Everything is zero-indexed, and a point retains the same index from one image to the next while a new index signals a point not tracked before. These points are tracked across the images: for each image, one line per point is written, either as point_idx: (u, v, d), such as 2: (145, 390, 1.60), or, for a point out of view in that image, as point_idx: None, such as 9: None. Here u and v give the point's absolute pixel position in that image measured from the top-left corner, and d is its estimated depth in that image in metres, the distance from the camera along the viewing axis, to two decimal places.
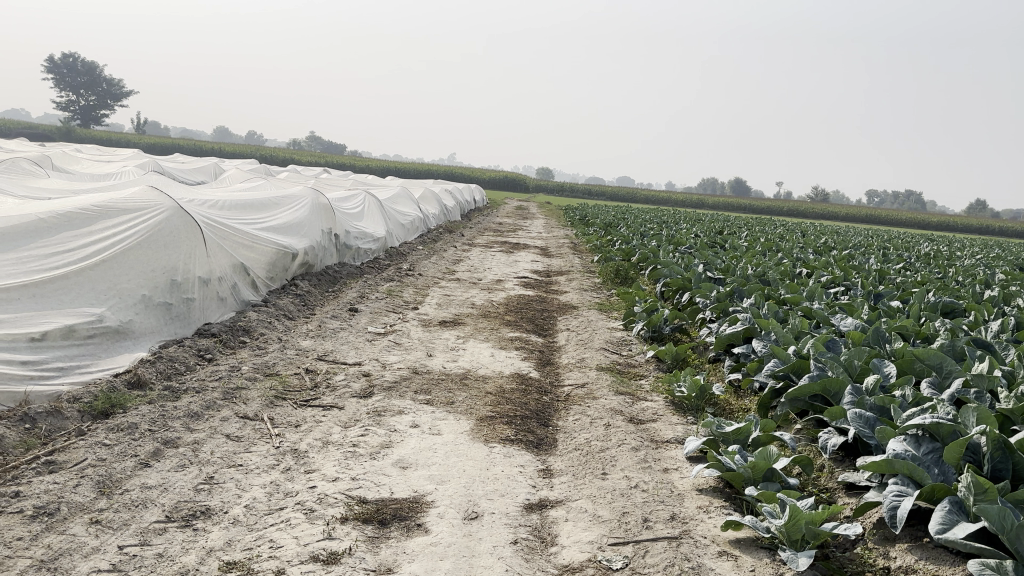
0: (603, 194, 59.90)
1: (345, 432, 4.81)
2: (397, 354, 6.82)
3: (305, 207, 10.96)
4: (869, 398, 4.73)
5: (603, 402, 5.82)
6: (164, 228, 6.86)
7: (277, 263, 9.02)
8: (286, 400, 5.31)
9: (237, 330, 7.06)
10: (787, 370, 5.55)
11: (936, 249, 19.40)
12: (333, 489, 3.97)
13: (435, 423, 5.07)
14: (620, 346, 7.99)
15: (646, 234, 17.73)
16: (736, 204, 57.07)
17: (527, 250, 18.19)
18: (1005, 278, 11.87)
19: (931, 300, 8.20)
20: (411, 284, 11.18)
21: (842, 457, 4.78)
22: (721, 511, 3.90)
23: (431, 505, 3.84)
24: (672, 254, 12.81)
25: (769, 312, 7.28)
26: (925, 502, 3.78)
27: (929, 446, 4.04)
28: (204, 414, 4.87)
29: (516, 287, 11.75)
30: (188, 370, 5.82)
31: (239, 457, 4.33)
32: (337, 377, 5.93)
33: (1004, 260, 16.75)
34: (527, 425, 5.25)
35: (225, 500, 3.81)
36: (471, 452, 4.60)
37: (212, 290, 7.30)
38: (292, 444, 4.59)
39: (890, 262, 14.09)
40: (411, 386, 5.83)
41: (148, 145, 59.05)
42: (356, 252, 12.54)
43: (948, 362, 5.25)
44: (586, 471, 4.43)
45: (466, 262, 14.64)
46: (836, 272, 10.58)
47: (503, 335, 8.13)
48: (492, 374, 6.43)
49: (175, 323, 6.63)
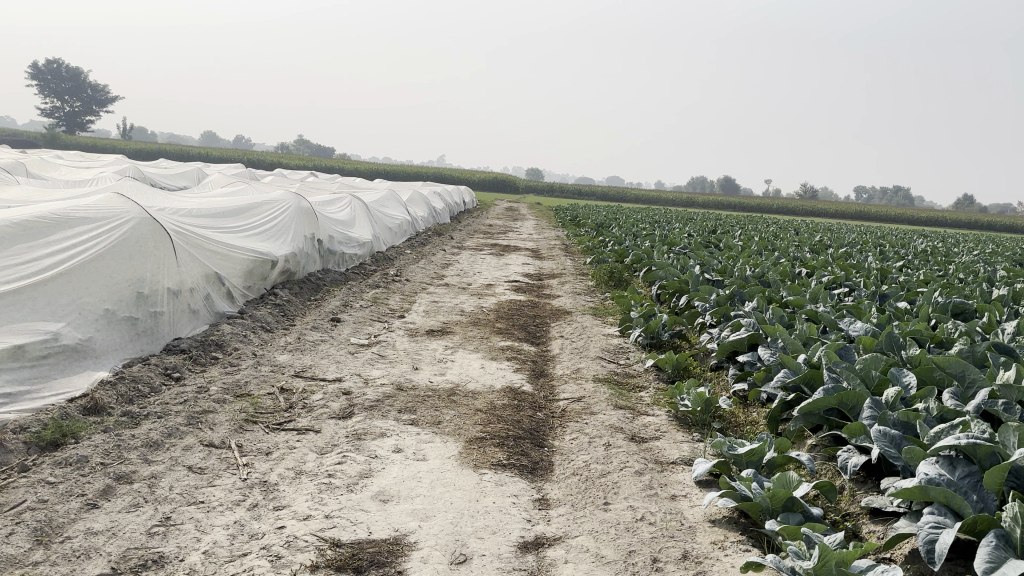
0: (593, 194, 59.62)
1: (320, 460, 4.38)
2: (381, 369, 6.39)
3: (286, 212, 10.51)
4: (891, 413, 4.32)
5: (601, 418, 5.41)
6: (129, 240, 6.43)
7: (255, 271, 8.57)
8: (257, 424, 4.88)
9: (209, 345, 6.62)
10: (798, 381, 5.15)
11: (930, 244, 19.16)
12: (304, 530, 3.54)
13: (420, 447, 4.64)
14: (618, 354, 7.60)
15: (639, 234, 17.31)
16: (726, 203, 56.89)
17: (519, 252, 17.80)
18: (1009, 275, 11.56)
19: (940, 300, 7.83)
20: (397, 291, 10.74)
21: (864, 478, 4.37)
22: (737, 548, 3.49)
23: (413, 548, 3.41)
24: (666, 255, 12.45)
25: (773, 316, 6.88)
26: (966, 535, 3.37)
27: (965, 469, 3.65)
28: (164, 443, 4.43)
29: (507, 292, 11.32)
30: (152, 392, 5.39)
31: (200, 492, 3.90)
32: (315, 397, 5.49)
33: (1001, 256, 16.48)
34: (520, 447, 4.82)
35: (181, 546, 3.38)
36: (459, 481, 4.17)
37: (182, 302, 6.86)
38: (261, 475, 4.16)
39: (888, 260, 13.79)
40: (394, 405, 5.41)
41: (133, 151, 58.44)
42: (341, 257, 12.11)
43: (972, 370, 4.83)
44: (586, 501, 4.01)
45: (455, 266, 14.21)
46: (837, 273, 10.21)
47: (494, 345, 7.71)
48: (482, 389, 6.01)
49: (142, 338, 6.19)
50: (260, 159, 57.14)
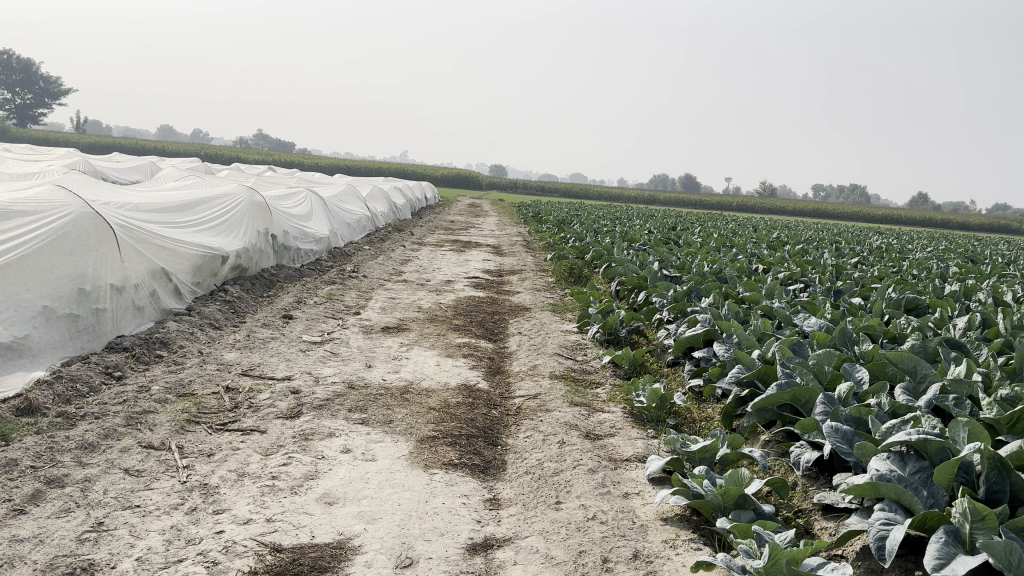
0: (556, 191, 59.71)
1: (264, 462, 4.24)
2: (333, 367, 6.25)
3: (239, 207, 10.27)
4: (844, 409, 4.32)
5: (556, 415, 5.34)
6: (69, 234, 6.20)
7: (205, 267, 8.35)
8: (200, 424, 4.71)
9: (154, 343, 6.40)
10: (752, 377, 5.13)
11: (884, 242, 19.49)
12: (243, 535, 3.41)
13: (369, 447, 4.52)
14: (575, 351, 7.54)
15: (600, 231, 17.32)
16: (687, 201, 57.42)
17: (479, 248, 17.70)
18: (960, 271, 11.78)
19: (894, 296, 7.91)
20: (354, 287, 10.57)
21: (817, 474, 4.37)
22: (689, 546, 3.45)
23: (357, 552, 3.30)
24: (626, 252, 12.44)
25: (729, 312, 6.87)
26: (916, 531, 3.37)
27: (916, 465, 3.64)
28: (100, 445, 4.25)
29: (465, 289, 11.22)
30: (92, 391, 5.18)
31: (136, 496, 3.74)
32: (262, 396, 5.33)
33: (951, 253, 16.83)
34: (473, 445, 4.73)
35: (113, 552, 3.23)
36: (408, 482, 4.06)
37: (127, 298, 6.63)
38: (202, 477, 4.01)
39: (843, 256, 13.97)
40: (345, 404, 5.27)
41: (85, 144, 57.04)
42: (297, 253, 11.89)
43: (923, 365, 4.87)
44: (537, 501, 3.94)
45: (414, 262, 14.05)
46: (793, 269, 10.29)
47: (451, 341, 7.61)
48: (436, 387, 5.91)
49: (83, 336, 5.96)
50: (218, 153, 56.17)
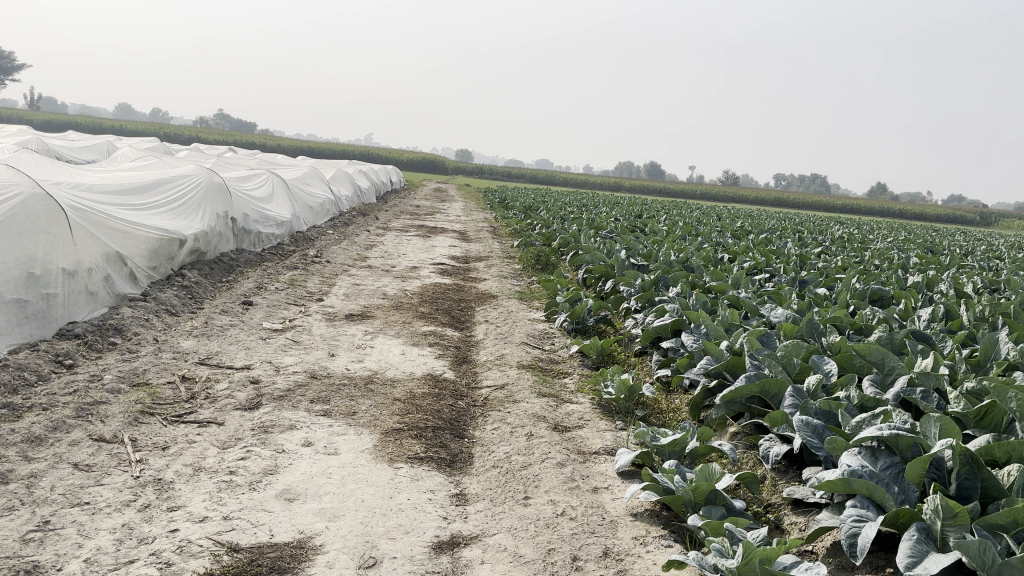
0: (522, 176, 59.55)
1: (221, 456, 4.08)
2: (294, 356, 6.08)
3: (198, 189, 9.98)
4: (813, 402, 4.28)
5: (524, 407, 5.25)
6: (17, 216, 5.94)
7: (162, 250, 8.09)
8: (154, 416, 4.53)
9: (107, 330, 6.17)
10: (720, 368, 5.08)
11: (846, 232, 19.73)
12: (198, 534, 3.26)
13: (332, 440, 4.39)
14: (543, 340, 7.46)
15: (566, 218, 17.24)
16: (653, 189, 57.67)
17: (445, 234, 17.52)
18: (921, 262, 11.93)
19: (859, 287, 7.95)
20: (317, 273, 10.35)
21: (786, 467, 4.35)
22: (659, 543, 3.38)
23: (319, 551, 3.18)
24: (592, 239, 12.37)
25: (697, 302, 6.83)
26: (888, 528, 3.35)
27: (887, 460, 3.65)
28: (47, 438, 4.06)
29: (431, 275, 11.06)
30: (40, 381, 4.96)
31: (86, 493, 3.56)
32: (220, 386, 5.16)
33: (911, 244, 17.10)
34: (439, 438, 4.62)
35: (59, 553, 3.06)
36: (372, 477, 3.94)
37: (79, 283, 6.37)
38: (155, 472, 3.85)
39: (807, 246, 14.07)
40: (306, 395, 5.12)
41: (39, 121, 55.40)
42: (257, 237, 11.62)
43: (891, 357, 4.85)
44: (505, 496, 3.85)
45: (379, 247, 13.84)
46: (759, 258, 10.31)
47: (417, 330, 7.47)
48: (401, 377, 5.78)
49: (31, 322, 5.72)
50: (178, 133, 54.91)
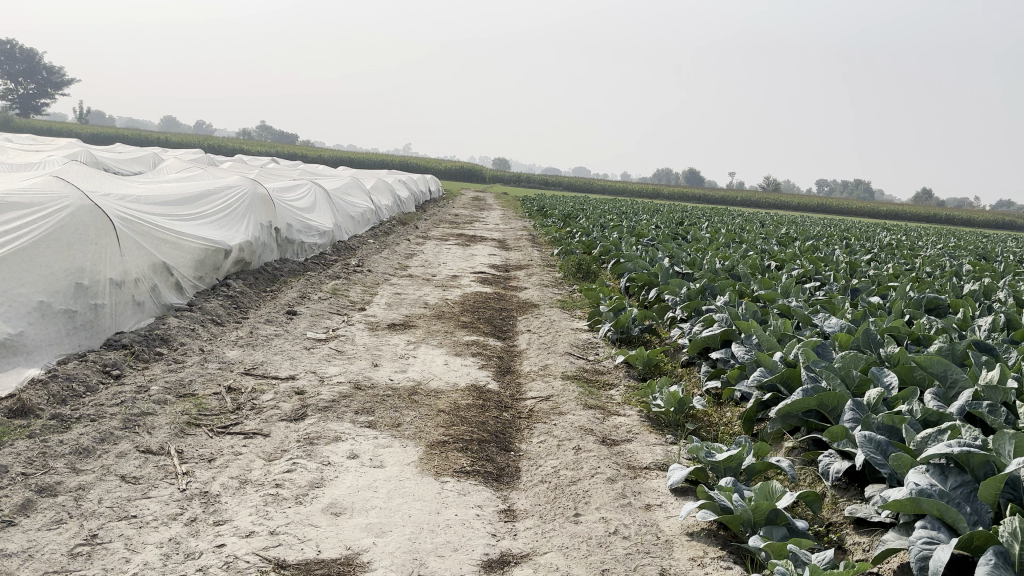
0: (559, 184, 59.44)
1: (267, 468, 4.04)
2: (338, 366, 6.04)
3: (242, 200, 10.06)
4: (875, 416, 4.10)
5: (571, 419, 5.13)
6: (66, 228, 6.01)
7: (207, 260, 8.14)
8: (200, 427, 4.51)
9: (154, 340, 6.20)
10: (774, 380, 4.91)
11: (894, 238, 19.25)
12: (245, 549, 3.21)
13: (377, 452, 4.32)
14: (587, 350, 7.34)
15: (607, 226, 17.09)
16: (692, 196, 57.16)
17: (485, 242, 17.48)
18: (975, 269, 11.55)
19: (914, 296, 7.69)
20: (358, 282, 10.36)
21: (847, 485, 4.17)
22: (718, 565, 3.24)
23: (366, 569, 3.11)
24: (634, 247, 12.21)
25: (746, 312, 6.65)
26: (962, 551, 3.17)
27: (958, 479, 3.45)
28: (95, 449, 4.06)
29: (472, 284, 11.00)
30: (88, 391, 4.98)
31: (133, 506, 3.54)
32: (265, 397, 5.13)
33: (963, 250, 16.62)
34: (485, 451, 4.53)
35: (106, 568, 3.02)
36: (418, 491, 3.86)
37: (126, 293, 6.42)
38: (202, 485, 3.81)
39: (855, 253, 13.73)
40: (351, 406, 5.07)
41: (88, 135, 56.83)
42: (300, 246, 11.69)
43: (954, 370, 4.64)
44: (554, 513, 3.74)
45: (419, 256, 13.84)
46: (807, 266, 10.06)
47: (459, 339, 7.41)
48: (445, 387, 5.71)
49: (80, 333, 5.77)
50: (220, 144, 55.84)
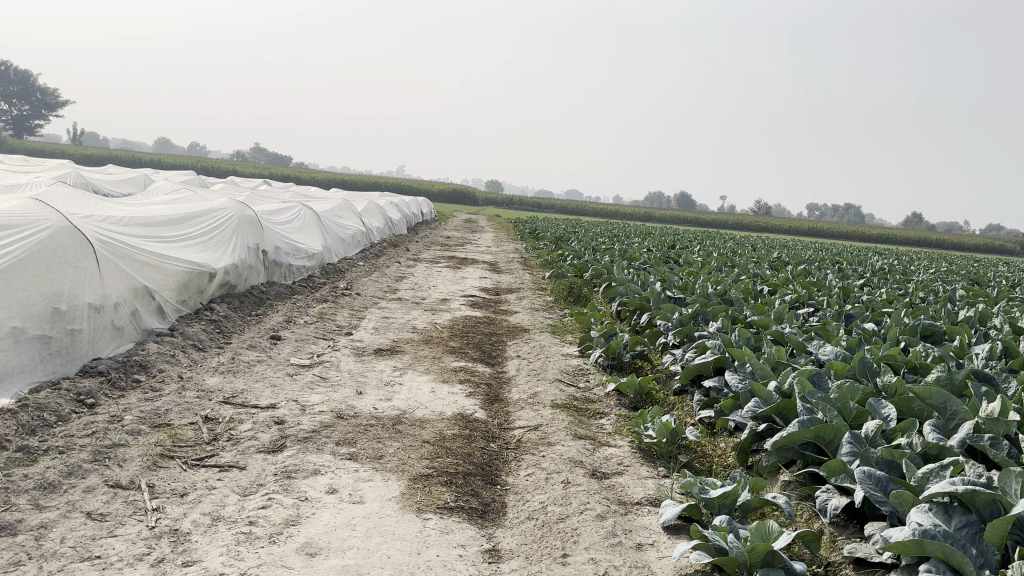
0: (552, 206, 59.55)
1: (241, 504, 3.87)
2: (321, 394, 5.87)
3: (230, 223, 9.92)
4: (874, 450, 3.96)
5: (560, 450, 4.97)
6: (45, 250, 5.86)
7: (191, 284, 7.98)
8: (174, 460, 4.34)
9: (131, 366, 6.02)
10: (769, 411, 4.77)
11: (885, 262, 19.25)
12: None
13: (357, 487, 4.15)
14: (577, 376, 7.18)
15: (599, 249, 16.99)
16: (684, 218, 57.30)
17: (476, 265, 17.36)
18: (969, 294, 11.45)
19: (909, 322, 7.56)
20: (346, 306, 10.19)
21: (846, 522, 4.02)
22: None
23: None
24: (626, 271, 12.09)
25: (740, 338, 6.52)
26: None
27: (962, 518, 3.32)
28: (61, 484, 3.88)
29: (462, 308, 10.85)
30: (59, 421, 4.80)
31: (97, 545, 3.36)
32: (244, 427, 4.96)
33: (954, 275, 16.58)
34: (470, 485, 4.36)
35: None
36: (399, 529, 3.69)
37: (105, 318, 6.26)
38: (172, 522, 3.63)
39: (848, 278, 13.65)
40: (332, 436, 4.90)
41: (80, 156, 56.73)
42: (288, 269, 11.54)
43: (953, 401, 4.50)
44: (541, 553, 3.57)
45: (409, 279, 13.70)
46: (800, 291, 9.95)
47: (447, 365, 7.24)
48: (431, 416, 5.54)
49: (56, 360, 5.60)
50: (212, 166, 55.76)
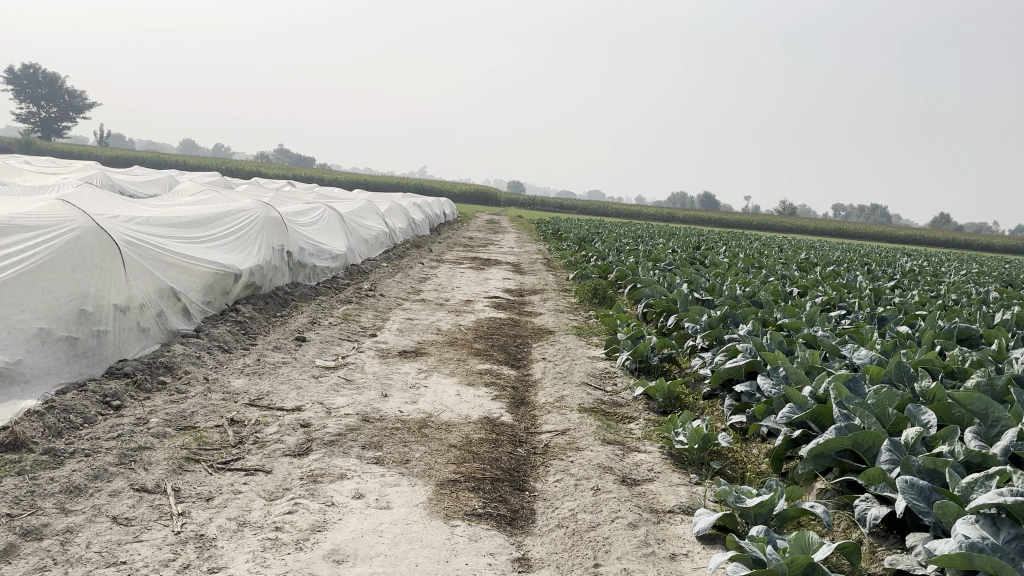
0: (574, 207, 59.37)
1: (267, 509, 3.82)
2: (346, 396, 5.82)
3: (255, 224, 9.92)
4: (916, 458, 3.82)
5: (588, 456, 4.88)
6: (71, 251, 5.87)
7: (216, 285, 7.98)
8: (200, 463, 4.30)
9: (157, 368, 6.02)
10: (804, 417, 4.64)
11: (915, 264, 18.90)
12: None
13: (383, 492, 4.09)
14: (604, 380, 7.08)
15: (623, 249, 16.84)
16: (708, 219, 56.87)
17: (499, 266, 17.28)
18: (1004, 297, 11.17)
19: (944, 325, 7.37)
20: (370, 307, 10.16)
21: (886, 533, 3.89)
22: None
23: None
24: (651, 272, 11.96)
25: (771, 342, 6.38)
26: None
27: (1011, 531, 3.19)
28: (87, 488, 3.85)
29: (486, 309, 10.78)
30: (86, 423, 4.79)
31: (123, 550, 3.32)
32: (269, 430, 4.92)
33: (988, 276, 16.25)
34: (498, 491, 4.28)
35: None
36: (427, 536, 3.62)
37: (131, 319, 6.25)
38: (197, 527, 3.59)
39: (878, 280, 13.39)
40: (358, 440, 4.84)
41: (107, 158, 57.45)
42: (312, 271, 11.54)
43: (996, 407, 4.36)
44: (572, 563, 3.49)
45: (433, 280, 13.66)
46: (830, 293, 9.76)
47: (472, 368, 7.18)
48: (456, 420, 5.47)
49: (83, 361, 5.60)
50: (237, 167, 56.21)
